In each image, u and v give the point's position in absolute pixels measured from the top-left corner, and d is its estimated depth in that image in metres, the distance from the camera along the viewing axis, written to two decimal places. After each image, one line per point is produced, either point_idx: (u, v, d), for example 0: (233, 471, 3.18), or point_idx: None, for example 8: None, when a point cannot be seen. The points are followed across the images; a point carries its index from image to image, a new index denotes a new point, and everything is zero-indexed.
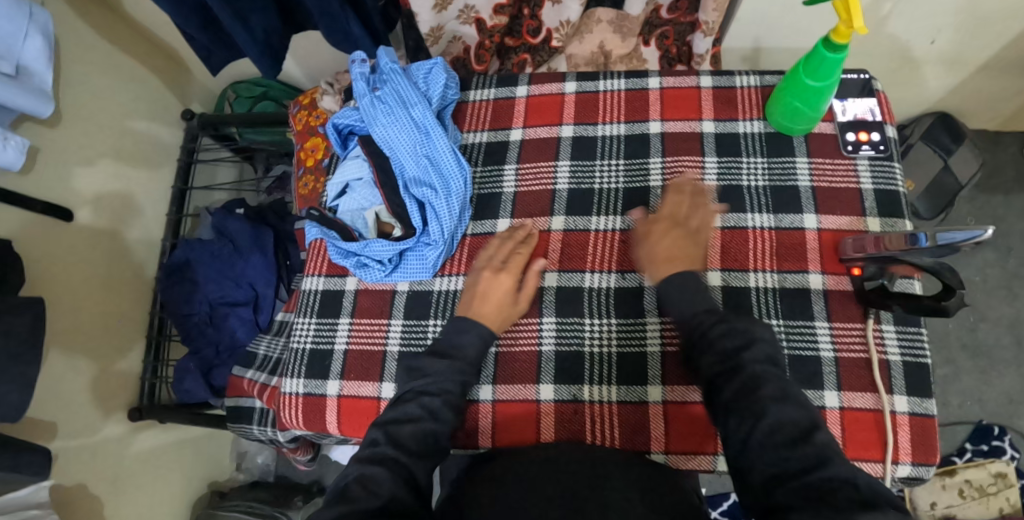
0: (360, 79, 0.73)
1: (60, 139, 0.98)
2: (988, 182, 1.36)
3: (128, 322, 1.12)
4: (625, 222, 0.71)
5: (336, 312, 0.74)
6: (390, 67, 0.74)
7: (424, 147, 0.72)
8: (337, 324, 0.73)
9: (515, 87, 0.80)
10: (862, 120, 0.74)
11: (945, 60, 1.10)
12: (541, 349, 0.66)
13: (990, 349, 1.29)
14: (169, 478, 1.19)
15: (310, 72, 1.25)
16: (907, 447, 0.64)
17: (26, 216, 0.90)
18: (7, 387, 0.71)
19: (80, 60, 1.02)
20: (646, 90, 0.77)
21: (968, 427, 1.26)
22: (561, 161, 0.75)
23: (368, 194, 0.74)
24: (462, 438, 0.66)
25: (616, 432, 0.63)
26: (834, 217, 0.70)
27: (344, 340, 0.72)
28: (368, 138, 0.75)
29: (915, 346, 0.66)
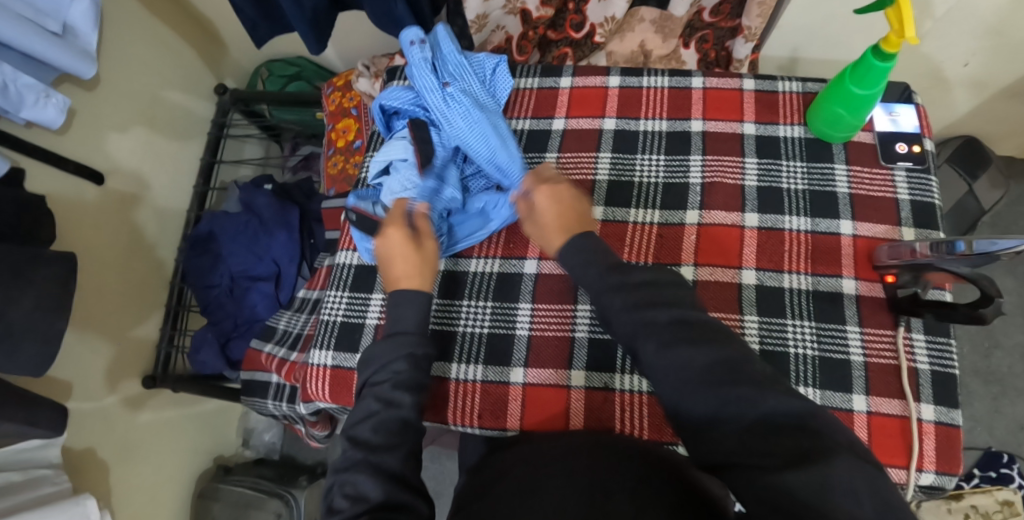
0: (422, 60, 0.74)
1: (97, 103, 0.99)
2: (1011, 209, 1.36)
3: (149, 290, 1.12)
4: (665, 218, 0.72)
5: (370, 288, 0.75)
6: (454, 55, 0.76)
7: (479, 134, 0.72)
8: (370, 299, 0.74)
9: (559, 77, 0.81)
10: (901, 131, 0.74)
11: (979, 84, 1.11)
12: (573, 335, 0.67)
13: (1003, 376, 1.29)
14: (176, 449, 1.19)
15: (346, 56, 1.26)
16: (932, 456, 0.64)
17: (59, 175, 0.91)
18: (34, 341, 0.72)
19: (123, 27, 1.03)
20: (689, 89, 0.78)
21: (977, 452, 1.26)
22: (602, 153, 0.76)
23: (411, 176, 0.72)
24: (489, 420, 0.66)
25: (646, 423, 0.63)
26: (870, 224, 0.71)
27: (375, 315, 0.73)
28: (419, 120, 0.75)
29: (943, 356, 0.67)
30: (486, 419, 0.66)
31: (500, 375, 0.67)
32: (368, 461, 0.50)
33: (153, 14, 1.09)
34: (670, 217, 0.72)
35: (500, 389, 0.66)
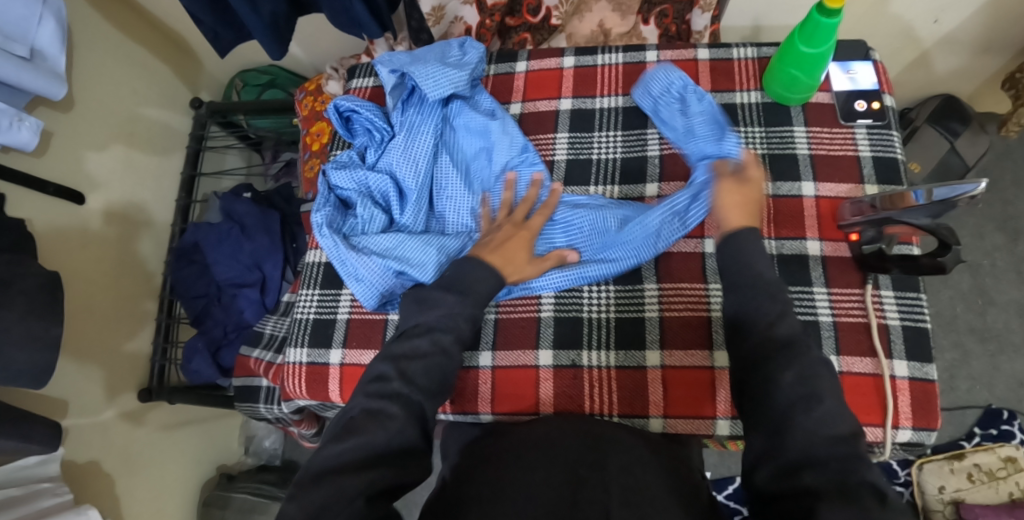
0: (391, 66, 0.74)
1: (74, 124, 0.99)
2: (996, 165, 1.35)
3: (140, 304, 1.13)
4: (624, 192, 0.72)
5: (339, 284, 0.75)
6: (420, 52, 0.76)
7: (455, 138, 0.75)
8: (340, 295, 0.75)
9: (514, 62, 0.82)
10: (860, 89, 0.74)
11: (950, 40, 1.09)
12: (539, 315, 0.67)
13: (1000, 333, 1.27)
14: (180, 458, 1.21)
15: (316, 60, 1.27)
16: (908, 412, 0.64)
17: (40, 197, 0.92)
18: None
19: (93, 48, 1.04)
20: (645, 62, 0.78)
21: (977, 411, 1.24)
22: (560, 133, 0.76)
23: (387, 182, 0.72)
24: (462, 404, 0.67)
25: (615, 397, 0.64)
26: (832, 184, 0.70)
27: (346, 310, 0.74)
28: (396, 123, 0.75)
29: (914, 311, 0.66)
30: (459, 405, 0.67)
31: (470, 361, 0.67)
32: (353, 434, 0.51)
33: (122, 33, 1.10)
34: (630, 191, 0.72)
35: (470, 374, 0.67)
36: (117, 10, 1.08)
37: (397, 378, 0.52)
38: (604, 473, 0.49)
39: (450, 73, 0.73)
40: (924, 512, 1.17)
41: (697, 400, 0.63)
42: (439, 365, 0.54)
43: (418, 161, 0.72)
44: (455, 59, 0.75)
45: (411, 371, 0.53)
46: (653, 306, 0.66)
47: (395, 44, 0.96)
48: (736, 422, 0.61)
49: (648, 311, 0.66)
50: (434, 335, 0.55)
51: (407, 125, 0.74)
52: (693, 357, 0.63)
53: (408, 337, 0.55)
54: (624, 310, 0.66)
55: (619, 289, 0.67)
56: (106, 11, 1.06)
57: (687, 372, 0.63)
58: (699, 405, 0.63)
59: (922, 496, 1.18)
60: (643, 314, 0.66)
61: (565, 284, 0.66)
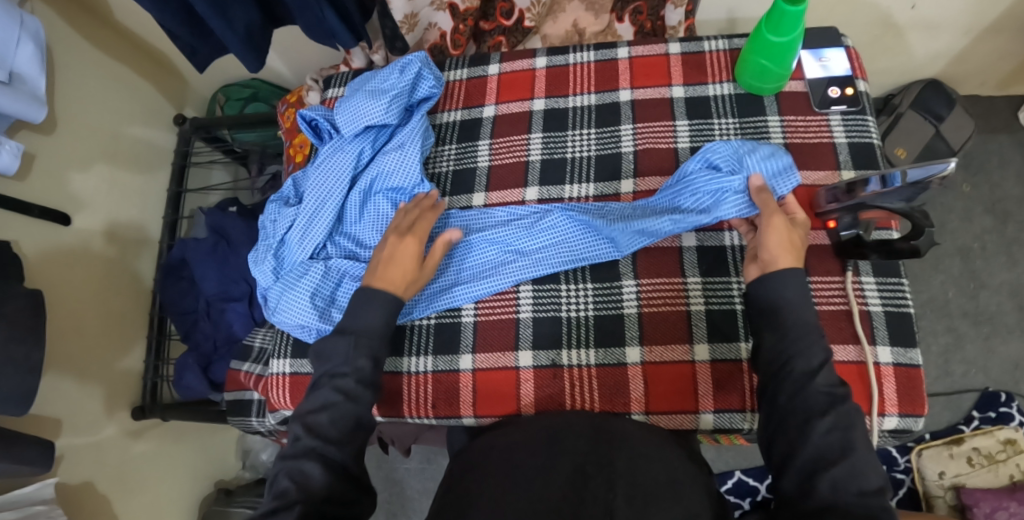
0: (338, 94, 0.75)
1: (59, 145, 0.98)
2: (981, 148, 1.34)
3: (129, 322, 1.12)
4: (599, 190, 0.72)
5: None
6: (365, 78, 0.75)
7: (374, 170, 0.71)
8: None
9: (487, 65, 0.82)
10: (831, 76, 0.74)
11: (930, 25, 1.09)
12: (518, 315, 0.67)
13: (993, 315, 1.26)
14: (178, 475, 1.19)
15: (296, 70, 1.28)
16: (893, 398, 0.62)
17: (26, 219, 0.91)
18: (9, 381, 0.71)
19: (73, 66, 1.01)
20: (616, 59, 0.79)
21: (974, 394, 1.23)
22: (534, 134, 0.76)
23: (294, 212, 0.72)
24: (444, 408, 0.67)
25: (596, 395, 0.64)
26: (808, 172, 0.70)
27: None
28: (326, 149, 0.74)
29: (895, 295, 0.64)
30: (441, 409, 0.66)
31: (450, 364, 0.67)
32: (310, 471, 0.52)
33: (102, 50, 1.07)
34: (605, 189, 0.72)
35: (451, 377, 0.67)
36: (96, 27, 1.06)
37: (307, 433, 0.55)
38: (609, 470, 0.49)
39: (369, 103, 0.70)
40: (926, 499, 1.16)
41: (678, 395, 0.62)
42: (344, 410, 0.56)
43: (330, 188, 0.71)
44: (383, 83, 0.72)
45: (318, 424, 0.56)
46: (632, 303, 0.66)
47: (371, 52, 0.96)
48: (719, 415, 0.61)
49: (627, 308, 0.65)
50: (336, 383, 0.58)
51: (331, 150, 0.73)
52: (673, 352, 0.63)
53: (313, 390, 0.59)
54: (603, 308, 0.66)
55: (596, 287, 0.67)
56: (84, 28, 1.04)
57: (668, 367, 0.63)
58: (680, 400, 0.62)
59: (923, 482, 1.17)
60: (622, 310, 0.65)
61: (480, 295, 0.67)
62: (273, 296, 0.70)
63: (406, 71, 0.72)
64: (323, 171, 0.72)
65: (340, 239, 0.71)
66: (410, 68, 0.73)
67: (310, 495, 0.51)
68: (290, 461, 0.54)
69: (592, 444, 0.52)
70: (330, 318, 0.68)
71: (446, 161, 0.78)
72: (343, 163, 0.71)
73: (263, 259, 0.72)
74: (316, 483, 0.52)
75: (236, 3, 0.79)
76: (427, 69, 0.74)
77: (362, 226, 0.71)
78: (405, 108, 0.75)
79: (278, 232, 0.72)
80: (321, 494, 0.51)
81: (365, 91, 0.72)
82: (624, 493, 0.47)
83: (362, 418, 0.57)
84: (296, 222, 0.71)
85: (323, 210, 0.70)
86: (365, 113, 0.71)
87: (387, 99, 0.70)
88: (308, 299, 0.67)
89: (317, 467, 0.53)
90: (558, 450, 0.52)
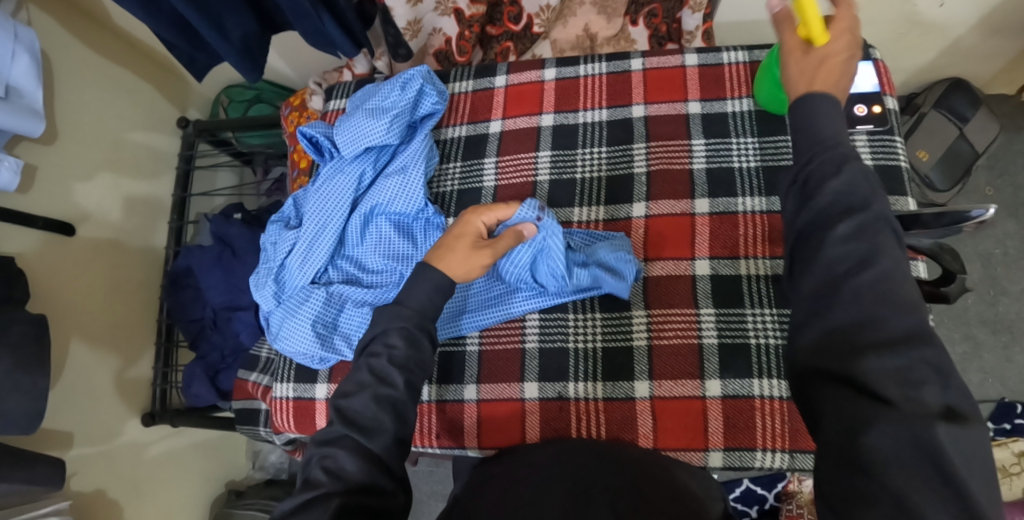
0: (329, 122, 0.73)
1: (59, 153, 0.96)
2: (1006, 149, 1.29)
3: (137, 329, 1.11)
4: (610, 213, 0.70)
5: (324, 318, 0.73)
6: (364, 97, 0.73)
7: (373, 194, 0.69)
8: None
9: (493, 77, 0.79)
10: (860, 91, 0.69)
11: (959, 24, 1.03)
12: (524, 346, 0.66)
13: (1012, 323, 1.22)
14: (189, 478, 1.20)
15: (297, 68, 1.25)
16: None
17: (30, 231, 0.90)
18: (17, 403, 0.71)
19: (71, 71, 0.99)
20: (629, 72, 0.75)
21: (990, 405, 1.20)
22: (542, 152, 0.74)
23: (292, 238, 0.70)
24: (448, 439, 0.66)
25: (603, 429, 0.62)
26: None
27: None
28: (325, 171, 0.72)
29: None
30: (445, 439, 0.65)
31: (456, 394, 0.66)
32: (343, 461, 0.45)
33: (101, 54, 1.05)
34: (616, 212, 0.70)
35: (456, 407, 0.66)
36: (93, 31, 1.03)
37: (339, 417, 0.48)
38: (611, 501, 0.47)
39: (370, 123, 0.68)
40: None
41: (688, 433, 0.61)
42: None
43: (329, 213, 0.69)
44: (383, 100, 0.70)
45: (352, 409, 0.48)
46: (641, 334, 0.64)
47: (373, 59, 0.93)
48: (730, 453, 0.60)
49: (636, 340, 0.64)
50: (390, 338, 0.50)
51: (331, 171, 0.71)
52: (684, 388, 0.61)
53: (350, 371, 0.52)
54: (611, 339, 0.64)
55: (605, 317, 0.65)
56: (82, 31, 1.01)
57: (678, 403, 0.61)
58: (690, 437, 0.61)
59: None
60: (631, 342, 0.64)
61: (487, 322, 0.66)
62: (275, 322, 0.69)
63: (407, 88, 0.70)
64: (322, 194, 0.70)
65: (342, 263, 0.70)
66: (411, 84, 0.70)
67: (343, 486, 0.44)
68: (321, 447, 0.47)
69: (598, 478, 0.51)
70: (333, 346, 0.66)
71: (451, 180, 0.75)
72: (343, 186, 0.69)
73: (264, 284, 0.71)
74: (351, 476, 0.45)
75: (230, 13, 0.76)
76: (429, 87, 0.71)
77: (363, 250, 0.69)
78: (407, 126, 0.72)
79: (279, 256, 0.71)
80: (353, 484, 0.44)
81: (365, 110, 0.70)
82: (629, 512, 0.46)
83: (401, 407, 0.49)
84: (296, 247, 0.69)
85: (324, 234, 0.69)
86: (366, 134, 0.68)
87: (388, 119, 0.68)
88: (310, 328, 0.66)
89: (351, 457, 0.45)
90: (562, 479, 0.51)
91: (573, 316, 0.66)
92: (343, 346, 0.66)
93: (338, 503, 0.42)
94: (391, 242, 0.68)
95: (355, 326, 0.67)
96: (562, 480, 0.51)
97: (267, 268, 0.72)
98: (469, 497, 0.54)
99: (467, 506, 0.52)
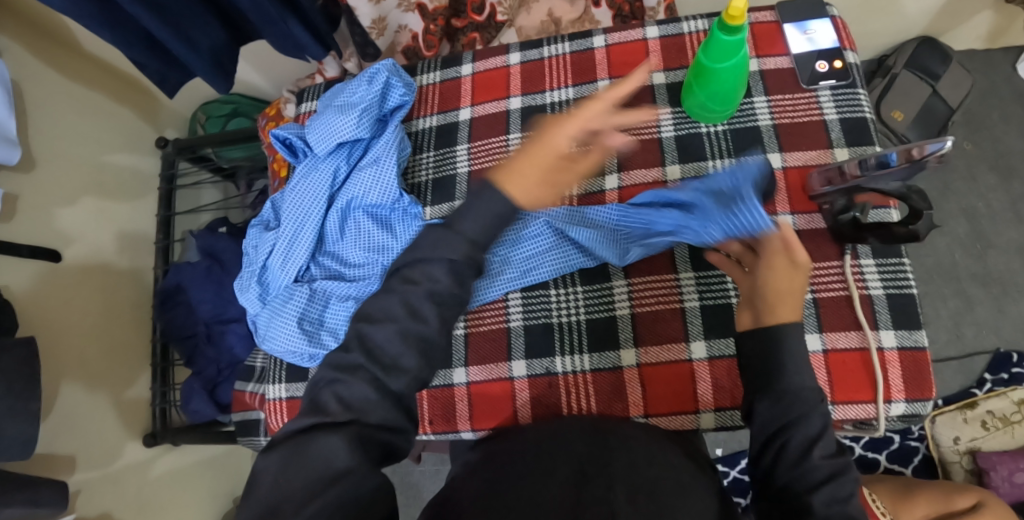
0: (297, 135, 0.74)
1: (38, 181, 0.96)
2: (981, 104, 1.29)
3: (132, 351, 1.11)
4: (584, 188, 0.70)
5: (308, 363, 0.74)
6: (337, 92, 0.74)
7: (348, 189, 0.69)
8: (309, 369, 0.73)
9: (460, 66, 0.80)
10: (819, 49, 0.70)
11: None
12: (509, 325, 0.67)
13: (1002, 275, 1.22)
14: (196, 495, 1.20)
15: (270, 78, 1.26)
16: (900, 385, 0.60)
17: (17, 260, 0.90)
18: (15, 427, 0.71)
19: (46, 100, 0.99)
20: (592, 49, 0.76)
21: (986, 356, 1.20)
22: (512, 134, 0.75)
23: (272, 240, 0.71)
24: (441, 424, 0.67)
25: (593, 400, 0.64)
26: (799, 152, 0.67)
27: None
28: (302, 170, 0.72)
29: (897, 277, 0.62)
30: (439, 425, 0.67)
31: (445, 379, 0.67)
32: (358, 391, 0.43)
33: (73, 81, 1.05)
34: (590, 187, 0.70)
35: (446, 392, 0.67)
36: (64, 58, 1.04)
37: (366, 352, 0.45)
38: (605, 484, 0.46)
39: (339, 118, 0.69)
40: (941, 465, 1.15)
41: (676, 396, 0.62)
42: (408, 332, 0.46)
43: (307, 210, 0.70)
44: (352, 96, 0.71)
45: (374, 339, 0.45)
46: (624, 304, 0.65)
47: (343, 61, 0.94)
48: (721, 413, 0.61)
49: (619, 309, 0.65)
50: (408, 290, 0.46)
51: (306, 170, 0.72)
52: (667, 353, 0.63)
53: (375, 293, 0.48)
54: (594, 311, 0.66)
55: (586, 290, 0.66)
56: (53, 59, 1.02)
57: (663, 369, 0.63)
58: (679, 401, 0.62)
59: (938, 449, 1.16)
60: (614, 312, 0.65)
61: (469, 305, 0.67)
62: (262, 323, 0.70)
63: (374, 82, 0.71)
64: (299, 194, 0.71)
65: (324, 259, 0.71)
66: (377, 78, 0.71)
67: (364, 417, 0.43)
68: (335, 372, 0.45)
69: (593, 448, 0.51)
70: (319, 342, 0.67)
71: (426, 169, 0.77)
72: (319, 183, 0.70)
73: (249, 287, 0.72)
74: (366, 408, 0.43)
75: (196, 25, 0.76)
76: (397, 77, 0.72)
77: (343, 243, 0.70)
78: (377, 120, 0.73)
79: (260, 259, 0.72)
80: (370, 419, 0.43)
81: (335, 107, 0.71)
82: (622, 491, 0.45)
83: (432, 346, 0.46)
84: (277, 247, 0.70)
85: (303, 232, 0.69)
86: (336, 130, 0.69)
87: (357, 113, 0.69)
88: (295, 325, 0.67)
89: (366, 388, 0.43)
90: (557, 453, 0.51)
91: (554, 295, 0.67)
92: (331, 337, 0.67)
93: (350, 432, 0.41)
94: (368, 231, 0.69)
95: (340, 320, 0.67)
96: (558, 456, 0.50)
97: (252, 272, 0.73)
98: (469, 472, 0.54)
99: (464, 483, 0.52)
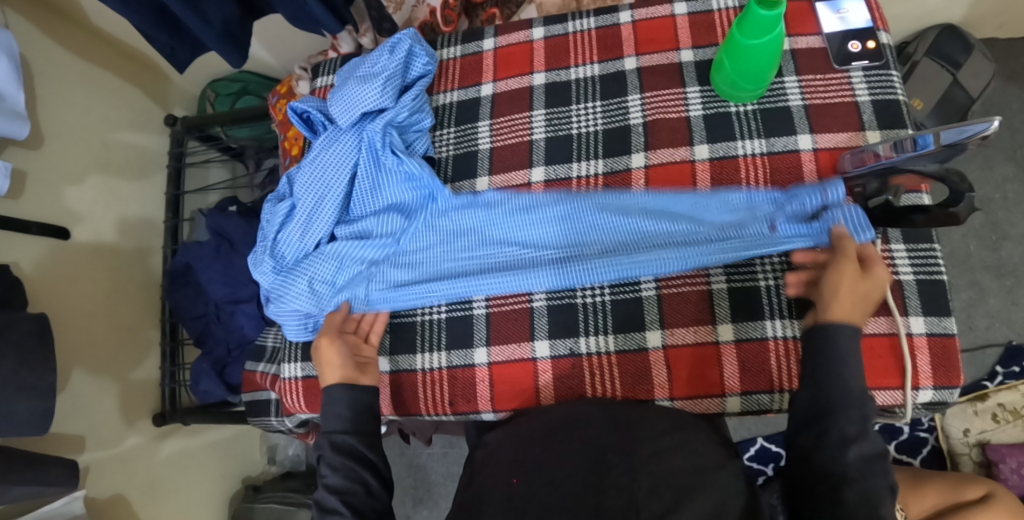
0: (317, 110, 0.73)
1: (46, 158, 0.94)
2: (1000, 93, 1.26)
3: (141, 330, 1.10)
4: (609, 166, 0.69)
5: None
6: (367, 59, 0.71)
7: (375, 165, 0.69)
8: None
9: (481, 41, 0.79)
10: (851, 29, 0.69)
11: None
12: (532, 304, 0.66)
13: (1016, 267, 1.20)
14: (206, 476, 1.19)
15: (277, 52, 1.23)
16: (928, 371, 0.59)
17: (25, 238, 0.88)
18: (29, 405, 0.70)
19: (53, 75, 0.97)
20: (618, 25, 0.74)
21: (998, 349, 1.19)
22: (535, 111, 0.73)
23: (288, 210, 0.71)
24: (462, 405, 0.66)
25: (617, 383, 0.63)
26: (830, 135, 0.65)
27: None
28: (325, 140, 0.71)
29: (927, 263, 0.61)
30: (459, 405, 0.66)
31: (465, 359, 0.67)
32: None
33: (80, 59, 1.03)
34: (615, 164, 0.69)
35: (466, 372, 0.66)
36: (70, 33, 1.01)
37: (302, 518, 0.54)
38: (630, 464, 0.45)
39: (363, 88, 0.68)
40: (950, 457, 1.15)
41: (702, 380, 0.61)
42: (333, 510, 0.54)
43: (329, 182, 0.69)
44: (374, 66, 0.70)
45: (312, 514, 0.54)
46: (650, 285, 0.64)
47: (358, 36, 0.93)
48: (747, 398, 0.60)
49: (645, 290, 0.64)
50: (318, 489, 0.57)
51: (327, 140, 0.71)
52: (694, 335, 0.62)
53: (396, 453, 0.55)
54: (619, 292, 0.65)
55: None
56: (57, 34, 0.99)
57: (690, 351, 0.62)
58: (705, 384, 0.61)
59: (947, 440, 1.16)
60: (640, 293, 0.64)
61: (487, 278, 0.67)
62: (280, 295, 0.70)
63: (396, 51, 0.69)
64: (321, 168, 0.69)
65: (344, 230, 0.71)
66: (400, 47, 0.70)
67: None
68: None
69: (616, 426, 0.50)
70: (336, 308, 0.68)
71: (446, 145, 0.76)
72: (342, 155, 0.69)
73: (263, 261, 0.71)
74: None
75: None
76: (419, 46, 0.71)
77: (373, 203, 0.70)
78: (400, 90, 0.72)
79: (275, 232, 0.71)
80: None
81: (356, 78, 0.70)
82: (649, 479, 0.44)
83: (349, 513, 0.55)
84: (296, 220, 0.69)
85: (324, 205, 0.69)
86: (361, 100, 0.68)
87: (381, 82, 0.68)
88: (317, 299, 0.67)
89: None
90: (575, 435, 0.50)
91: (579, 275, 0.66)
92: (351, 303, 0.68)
93: None
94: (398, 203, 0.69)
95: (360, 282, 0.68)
96: (577, 437, 0.49)
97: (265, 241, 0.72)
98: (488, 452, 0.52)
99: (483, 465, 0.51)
